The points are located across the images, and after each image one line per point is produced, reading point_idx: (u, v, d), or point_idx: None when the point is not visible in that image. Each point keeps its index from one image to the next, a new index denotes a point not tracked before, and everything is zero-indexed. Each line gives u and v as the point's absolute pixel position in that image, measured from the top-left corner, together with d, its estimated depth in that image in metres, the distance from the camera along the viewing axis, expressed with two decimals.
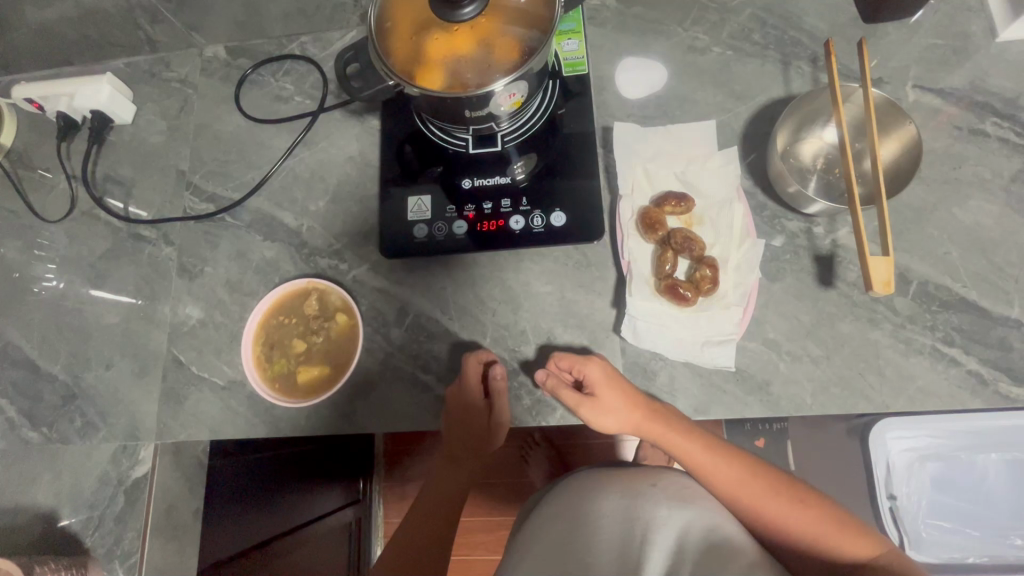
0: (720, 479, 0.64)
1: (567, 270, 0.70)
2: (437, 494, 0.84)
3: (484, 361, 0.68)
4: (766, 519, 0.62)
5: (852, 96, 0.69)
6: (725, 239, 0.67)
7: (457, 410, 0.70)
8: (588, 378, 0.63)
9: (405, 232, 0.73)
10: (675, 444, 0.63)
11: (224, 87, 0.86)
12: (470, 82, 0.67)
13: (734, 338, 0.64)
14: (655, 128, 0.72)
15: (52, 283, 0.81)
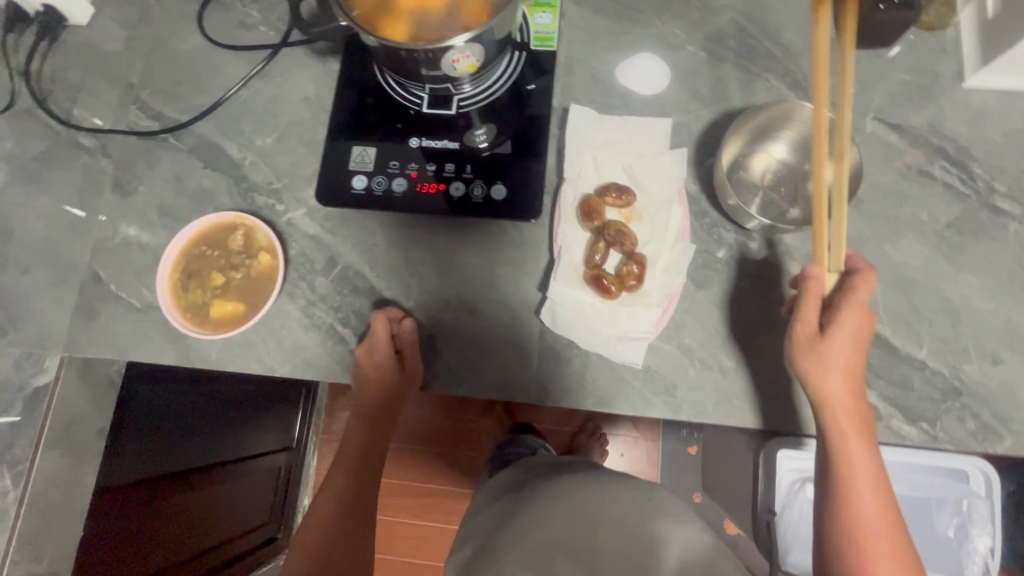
0: (846, 429, 0.57)
1: (501, 245, 0.69)
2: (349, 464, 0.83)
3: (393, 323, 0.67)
4: (846, 481, 0.57)
5: (809, 116, 0.67)
6: (659, 239, 0.67)
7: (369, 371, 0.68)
8: (842, 335, 0.57)
9: (344, 181, 0.71)
10: (834, 404, 0.57)
11: (187, 3, 0.82)
12: (432, 35, 0.67)
13: (647, 338, 0.64)
14: (611, 117, 0.70)
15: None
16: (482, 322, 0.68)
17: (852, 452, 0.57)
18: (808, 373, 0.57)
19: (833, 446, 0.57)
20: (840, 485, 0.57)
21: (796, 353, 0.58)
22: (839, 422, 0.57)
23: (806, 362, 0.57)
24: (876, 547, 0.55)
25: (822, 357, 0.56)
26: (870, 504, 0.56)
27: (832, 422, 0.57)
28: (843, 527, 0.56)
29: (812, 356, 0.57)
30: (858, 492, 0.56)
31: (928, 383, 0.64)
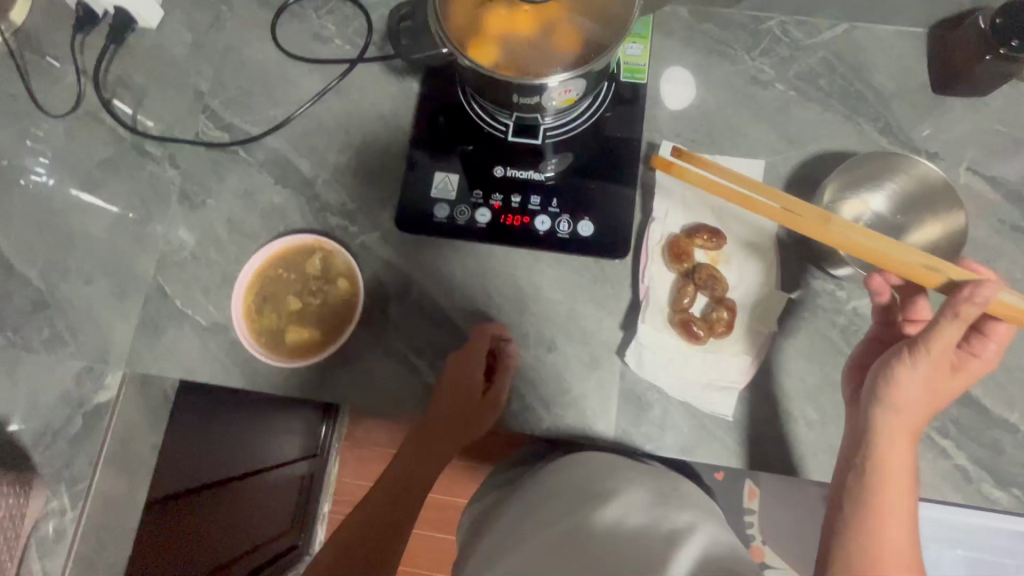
0: (902, 464, 0.53)
1: (582, 281, 0.68)
2: (374, 513, 0.68)
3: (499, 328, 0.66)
4: (875, 514, 0.52)
5: (924, 175, 0.66)
6: (748, 284, 0.65)
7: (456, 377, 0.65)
8: (941, 363, 0.53)
9: (425, 207, 0.69)
10: (902, 435, 0.54)
11: (260, 10, 0.80)
12: (522, 64, 0.64)
13: (736, 387, 0.63)
14: (701, 157, 0.70)
15: (43, 178, 0.76)
16: (560, 359, 0.66)
17: (890, 482, 0.53)
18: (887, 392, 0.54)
19: (872, 473, 0.53)
20: (868, 515, 0.52)
21: (886, 371, 0.54)
22: (890, 450, 0.54)
23: (888, 382, 0.54)
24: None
25: (911, 380, 0.53)
26: (897, 544, 0.51)
27: (883, 448, 0.54)
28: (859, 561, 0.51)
29: (906, 380, 0.53)
30: (887, 527, 0.52)
31: (1019, 447, 0.62)
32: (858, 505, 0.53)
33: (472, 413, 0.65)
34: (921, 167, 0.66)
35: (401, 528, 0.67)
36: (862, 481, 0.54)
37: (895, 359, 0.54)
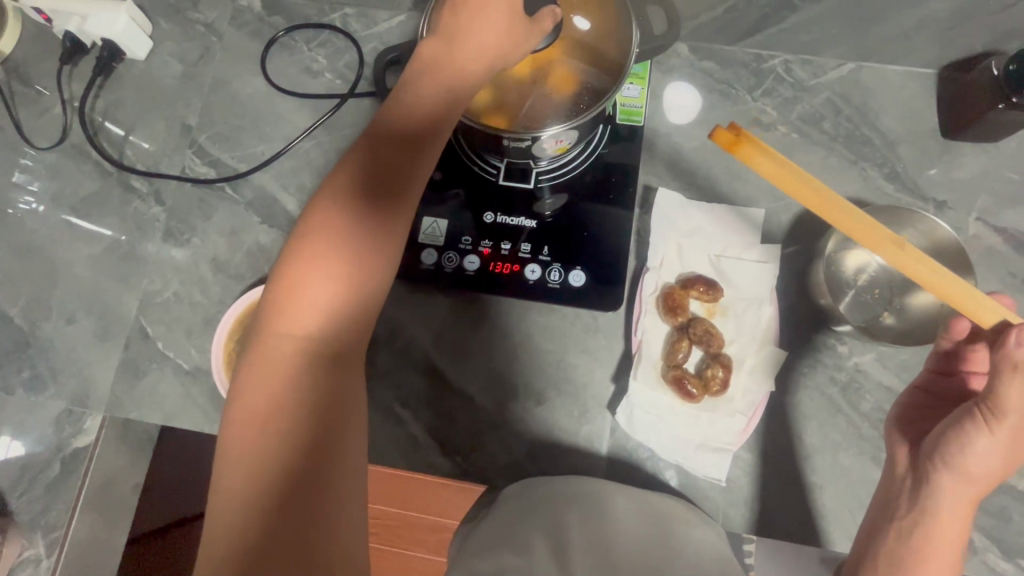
0: (947, 526, 0.50)
1: (573, 331, 0.65)
2: (257, 456, 0.41)
3: (397, 175, 0.47)
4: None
5: (934, 232, 0.63)
6: (745, 339, 0.63)
7: (324, 261, 0.45)
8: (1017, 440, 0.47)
9: (412, 252, 0.67)
10: (959, 501, 0.50)
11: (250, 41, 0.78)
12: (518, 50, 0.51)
13: (731, 450, 0.60)
14: (699, 204, 0.67)
15: (30, 207, 0.75)
16: (549, 412, 0.64)
17: (936, 559, 0.50)
18: (956, 465, 0.49)
19: (918, 545, 0.50)
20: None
21: (955, 445, 0.49)
22: (941, 523, 0.50)
23: (959, 457, 0.49)
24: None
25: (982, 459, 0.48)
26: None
27: (936, 522, 0.50)
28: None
29: (979, 458, 0.48)
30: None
31: None
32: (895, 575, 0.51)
33: (360, 304, 0.46)
34: (931, 223, 0.63)
35: (335, 486, 0.42)
36: (907, 551, 0.50)
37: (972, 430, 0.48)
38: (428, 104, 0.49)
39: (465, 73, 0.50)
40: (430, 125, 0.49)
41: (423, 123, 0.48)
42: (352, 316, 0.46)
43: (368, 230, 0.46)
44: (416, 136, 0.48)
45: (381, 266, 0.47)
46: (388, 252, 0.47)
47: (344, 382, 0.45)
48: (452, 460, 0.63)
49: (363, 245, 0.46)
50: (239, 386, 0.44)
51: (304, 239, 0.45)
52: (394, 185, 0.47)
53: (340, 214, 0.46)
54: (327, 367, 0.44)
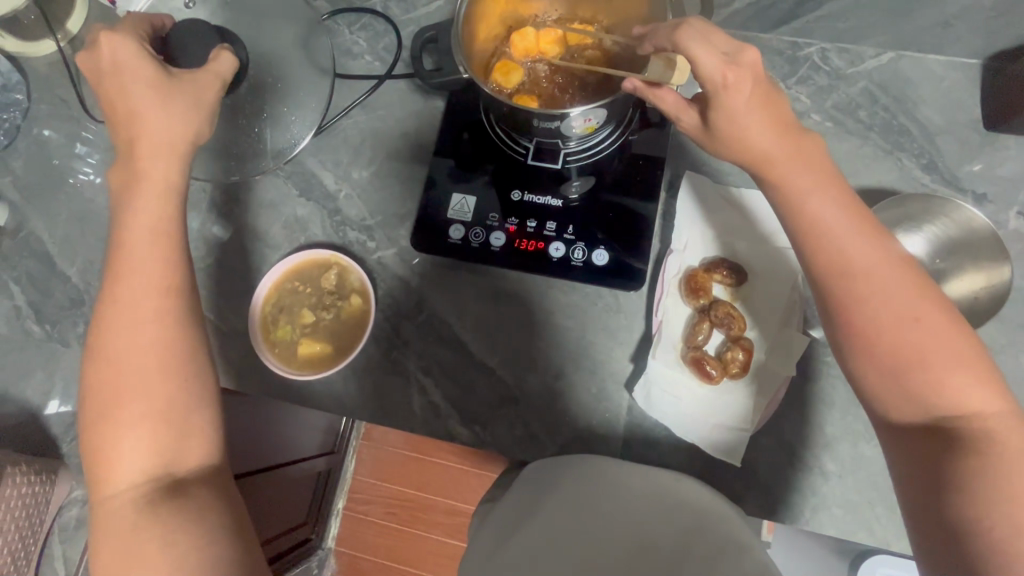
0: (852, 252, 0.48)
1: (593, 309, 0.66)
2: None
3: (164, 292, 0.52)
4: (861, 326, 0.48)
5: (968, 221, 0.63)
6: (766, 324, 0.63)
7: (134, 398, 0.49)
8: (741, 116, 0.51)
9: (441, 227, 0.69)
10: (818, 204, 0.50)
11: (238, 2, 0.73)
12: (187, 114, 0.56)
13: (747, 432, 0.60)
14: (725, 188, 0.67)
15: (88, 176, 0.81)
16: (567, 387, 0.65)
17: (860, 284, 0.48)
18: (773, 183, 0.52)
19: (824, 273, 0.49)
20: (854, 332, 0.48)
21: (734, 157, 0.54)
22: (847, 249, 0.49)
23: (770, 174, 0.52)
24: (942, 372, 0.46)
25: (775, 168, 0.52)
26: (904, 324, 0.47)
27: (817, 239, 0.50)
28: (890, 371, 0.47)
29: (767, 161, 0.52)
30: (879, 318, 0.47)
31: None
32: (842, 321, 0.49)
33: (182, 414, 0.50)
34: (963, 212, 0.63)
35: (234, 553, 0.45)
36: (828, 292, 0.49)
37: (734, 154, 0.53)
38: (152, 230, 0.53)
39: (154, 178, 0.55)
40: (167, 249, 0.53)
41: (162, 248, 0.53)
42: (175, 415, 0.50)
43: (150, 364, 0.50)
44: (168, 259, 0.53)
45: (187, 382, 0.51)
46: (188, 368, 0.51)
47: (200, 488, 0.48)
48: (469, 429, 0.65)
49: (154, 359, 0.50)
50: (105, 535, 0.46)
51: (109, 400, 0.49)
52: (157, 316, 0.51)
53: (127, 356, 0.50)
54: (172, 496, 0.47)
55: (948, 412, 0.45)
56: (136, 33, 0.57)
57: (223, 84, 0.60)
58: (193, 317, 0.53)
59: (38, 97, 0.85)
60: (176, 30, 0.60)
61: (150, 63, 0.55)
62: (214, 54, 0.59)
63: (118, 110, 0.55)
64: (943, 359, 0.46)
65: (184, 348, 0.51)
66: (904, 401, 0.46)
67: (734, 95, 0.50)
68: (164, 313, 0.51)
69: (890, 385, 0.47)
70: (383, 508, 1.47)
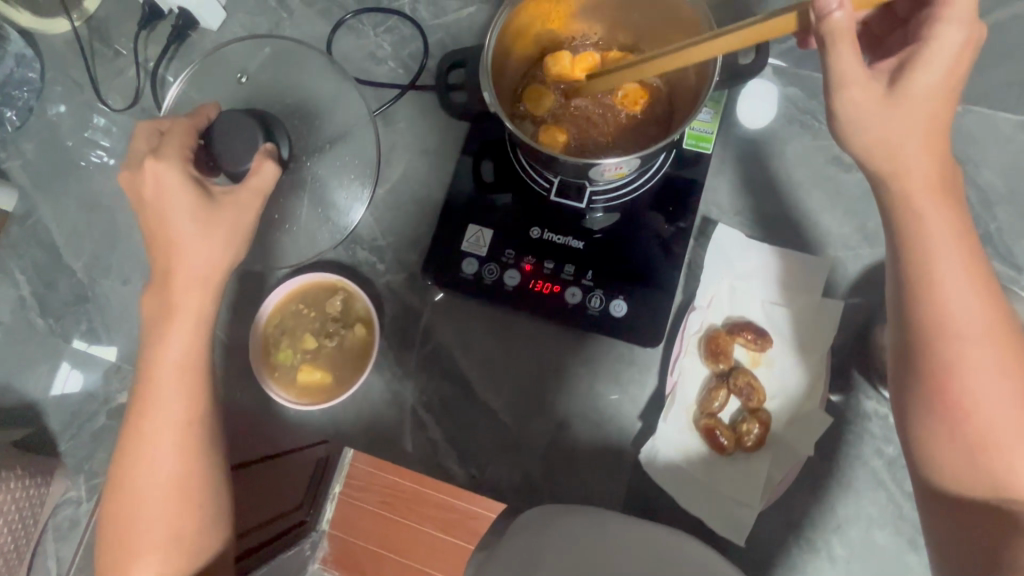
0: (958, 305, 0.45)
1: (606, 360, 0.63)
2: None
3: (189, 392, 0.53)
4: (944, 383, 0.46)
5: None
6: (788, 397, 0.59)
7: (157, 489, 0.51)
8: (928, 99, 0.43)
9: (453, 260, 0.66)
10: (940, 244, 0.45)
11: (281, 65, 0.70)
12: (227, 240, 0.54)
13: (755, 510, 0.57)
14: (759, 244, 0.62)
15: (100, 160, 0.79)
16: (572, 438, 0.63)
17: (958, 349, 0.45)
18: (903, 207, 0.46)
19: (924, 325, 0.46)
20: (937, 389, 0.46)
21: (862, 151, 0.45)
22: (950, 302, 0.46)
23: (902, 203, 0.46)
24: (1010, 450, 0.44)
25: (911, 195, 0.45)
26: (988, 401, 0.45)
27: (928, 290, 0.46)
28: (959, 442, 0.45)
29: (901, 169, 0.45)
30: (967, 391, 0.45)
31: None
32: (928, 379, 0.46)
33: (198, 505, 0.52)
34: None
35: None
36: (918, 347, 0.47)
37: (873, 150, 0.44)
38: (182, 338, 0.53)
39: (185, 308, 0.53)
40: (194, 350, 0.53)
41: (191, 349, 0.53)
42: (191, 507, 0.52)
43: (169, 495, 0.51)
44: (195, 360, 0.53)
45: (207, 476, 0.52)
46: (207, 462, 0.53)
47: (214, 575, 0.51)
48: (467, 471, 0.63)
49: (178, 455, 0.52)
50: None
51: (133, 488, 0.52)
52: (180, 447, 0.52)
53: (153, 448, 0.52)
54: None
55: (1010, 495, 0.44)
56: (179, 151, 0.55)
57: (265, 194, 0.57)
58: (214, 441, 0.54)
59: (51, 77, 0.82)
60: (223, 126, 0.57)
61: (192, 188, 0.53)
62: (256, 163, 0.56)
63: (155, 229, 0.54)
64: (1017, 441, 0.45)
65: (205, 475, 0.52)
66: (968, 475, 0.45)
67: (906, 69, 0.43)
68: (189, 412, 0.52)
69: (958, 452, 0.45)
70: (378, 498, 1.48)
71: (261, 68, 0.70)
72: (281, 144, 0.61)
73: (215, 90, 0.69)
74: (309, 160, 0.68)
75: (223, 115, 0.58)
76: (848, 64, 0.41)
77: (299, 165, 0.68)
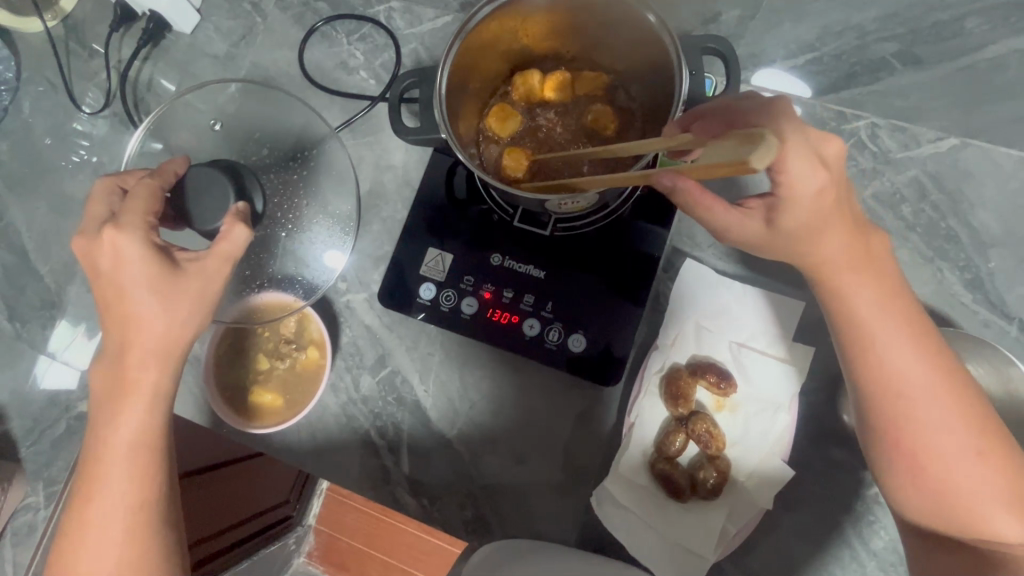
0: (904, 365, 0.43)
1: (564, 395, 0.61)
2: None
3: (145, 460, 0.49)
4: (900, 438, 0.44)
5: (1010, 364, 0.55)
6: (749, 444, 0.57)
7: (104, 557, 0.48)
8: (811, 215, 0.41)
9: (413, 284, 0.64)
10: (869, 311, 0.44)
11: (262, 110, 0.65)
12: (190, 313, 0.48)
13: (708, 561, 0.55)
14: (729, 281, 0.59)
15: (80, 159, 0.79)
16: (527, 474, 0.61)
17: (913, 407, 0.43)
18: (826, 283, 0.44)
19: (870, 386, 0.44)
20: (891, 443, 0.44)
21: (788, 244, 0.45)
22: (895, 360, 0.44)
23: (831, 283, 0.44)
24: (977, 496, 0.43)
25: (840, 271, 0.44)
26: (952, 454, 0.43)
27: (866, 354, 0.44)
28: (925, 493, 0.44)
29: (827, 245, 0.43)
30: (924, 441, 0.43)
31: None
32: (883, 435, 0.45)
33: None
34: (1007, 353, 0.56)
35: None
36: (875, 409, 0.45)
37: (789, 250, 0.43)
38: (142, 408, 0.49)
39: (140, 389, 0.48)
40: (155, 417, 0.49)
41: (151, 416, 0.49)
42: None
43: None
44: (156, 430, 0.49)
45: (160, 551, 0.49)
46: (161, 532, 0.49)
47: None
48: (419, 501, 0.62)
49: (128, 528, 0.48)
50: None
51: (81, 556, 0.48)
52: (128, 536, 0.48)
53: (101, 520, 0.48)
54: None
55: (978, 535, 0.43)
56: (143, 217, 0.48)
57: (236, 260, 0.51)
58: (169, 528, 0.50)
59: (27, 77, 0.81)
60: (197, 178, 0.52)
61: (155, 256, 0.47)
62: (226, 225, 0.50)
63: (110, 301, 0.48)
64: (985, 485, 0.43)
65: (155, 567, 0.48)
66: (936, 519, 0.44)
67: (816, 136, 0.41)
68: (145, 482, 0.49)
69: (925, 500, 0.44)
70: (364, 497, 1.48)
71: (239, 112, 0.64)
72: (254, 197, 0.56)
73: (186, 133, 0.63)
74: (289, 217, 0.62)
75: (195, 171, 0.53)
76: (724, 215, 0.43)
77: (276, 223, 0.61)
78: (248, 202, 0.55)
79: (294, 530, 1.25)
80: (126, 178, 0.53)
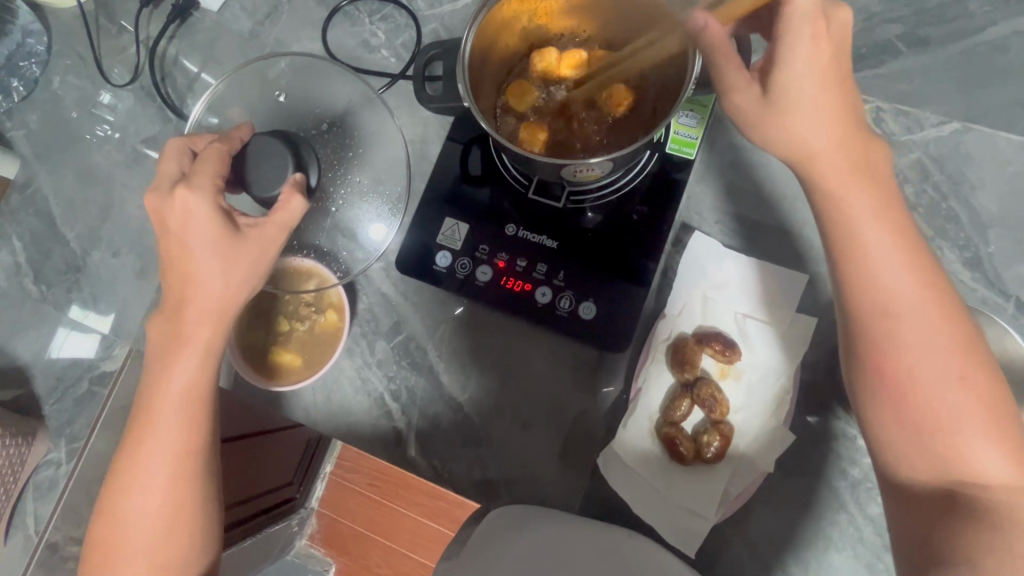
0: (898, 289, 0.46)
1: (574, 362, 0.63)
2: None
3: (193, 412, 0.51)
4: (888, 365, 0.46)
5: (1005, 338, 0.57)
6: (752, 409, 0.59)
7: (148, 495, 0.50)
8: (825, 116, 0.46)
9: (429, 252, 0.66)
10: (866, 232, 0.47)
11: (313, 83, 0.67)
12: (248, 274, 0.51)
13: (709, 520, 0.57)
14: (736, 255, 0.61)
15: (106, 133, 0.80)
16: (535, 438, 0.63)
17: (902, 332, 0.46)
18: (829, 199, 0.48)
19: (866, 310, 0.47)
20: (876, 369, 0.47)
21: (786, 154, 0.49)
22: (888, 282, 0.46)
23: (833, 201, 0.48)
24: (965, 430, 0.44)
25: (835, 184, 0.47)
26: (936, 381, 0.45)
27: (860, 277, 0.47)
28: (910, 426, 0.45)
29: (817, 158, 0.47)
30: (909, 369, 0.45)
31: None
32: (872, 364, 0.47)
33: (189, 517, 0.51)
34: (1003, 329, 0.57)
35: None
36: (863, 332, 0.47)
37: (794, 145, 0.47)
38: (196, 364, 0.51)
39: (194, 343, 0.51)
40: (207, 372, 0.51)
41: (204, 372, 0.51)
42: (187, 517, 0.51)
43: (158, 529, 0.50)
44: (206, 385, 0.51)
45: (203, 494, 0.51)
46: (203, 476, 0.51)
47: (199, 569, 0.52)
48: (430, 462, 0.64)
49: (174, 472, 0.50)
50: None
51: (128, 494, 0.51)
52: (172, 481, 0.50)
53: (149, 463, 0.50)
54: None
55: (964, 474, 0.44)
56: (212, 179, 0.50)
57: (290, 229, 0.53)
58: (209, 478, 0.52)
59: (58, 50, 0.83)
60: (257, 141, 0.54)
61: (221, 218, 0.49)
62: (285, 195, 0.52)
63: (175, 259, 0.50)
64: (969, 419, 0.44)
65: (193, 510, 0.51)
66: (923, 455, 0.45)
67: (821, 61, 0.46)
68: (193, 432, 0.51)
69: (910, 435, 0.45)
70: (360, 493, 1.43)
71: (296, 86, 0.67)
72: (309, 170, 0.56)
73: (241, 107, 0.66)
74: (339, 193, 0.65)
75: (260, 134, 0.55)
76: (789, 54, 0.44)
77: (327, 197, 0.64)
78: (304, 173, 0.55)
79: (297, 512, 1.25)
80: (195, 140, 0.55)
